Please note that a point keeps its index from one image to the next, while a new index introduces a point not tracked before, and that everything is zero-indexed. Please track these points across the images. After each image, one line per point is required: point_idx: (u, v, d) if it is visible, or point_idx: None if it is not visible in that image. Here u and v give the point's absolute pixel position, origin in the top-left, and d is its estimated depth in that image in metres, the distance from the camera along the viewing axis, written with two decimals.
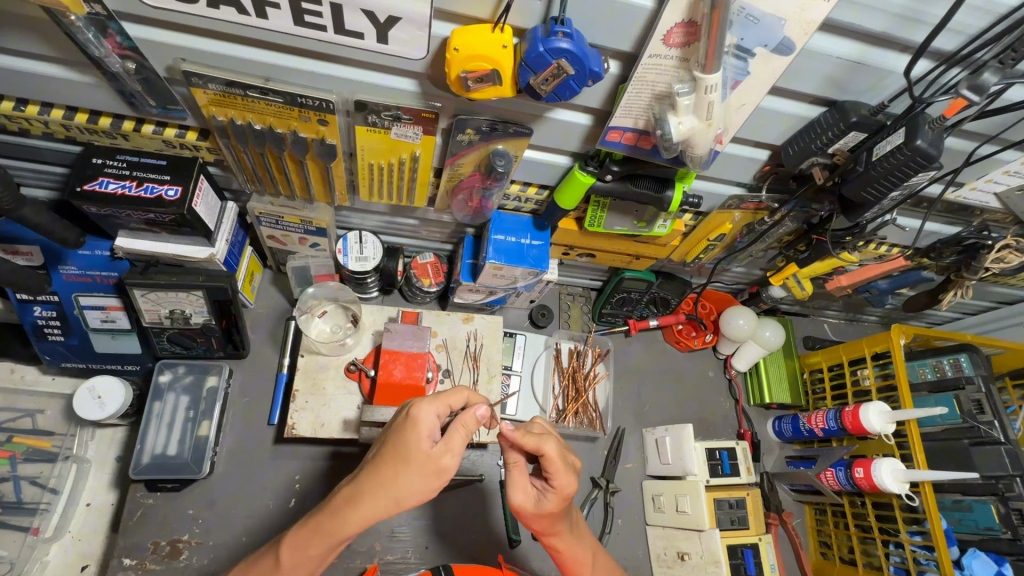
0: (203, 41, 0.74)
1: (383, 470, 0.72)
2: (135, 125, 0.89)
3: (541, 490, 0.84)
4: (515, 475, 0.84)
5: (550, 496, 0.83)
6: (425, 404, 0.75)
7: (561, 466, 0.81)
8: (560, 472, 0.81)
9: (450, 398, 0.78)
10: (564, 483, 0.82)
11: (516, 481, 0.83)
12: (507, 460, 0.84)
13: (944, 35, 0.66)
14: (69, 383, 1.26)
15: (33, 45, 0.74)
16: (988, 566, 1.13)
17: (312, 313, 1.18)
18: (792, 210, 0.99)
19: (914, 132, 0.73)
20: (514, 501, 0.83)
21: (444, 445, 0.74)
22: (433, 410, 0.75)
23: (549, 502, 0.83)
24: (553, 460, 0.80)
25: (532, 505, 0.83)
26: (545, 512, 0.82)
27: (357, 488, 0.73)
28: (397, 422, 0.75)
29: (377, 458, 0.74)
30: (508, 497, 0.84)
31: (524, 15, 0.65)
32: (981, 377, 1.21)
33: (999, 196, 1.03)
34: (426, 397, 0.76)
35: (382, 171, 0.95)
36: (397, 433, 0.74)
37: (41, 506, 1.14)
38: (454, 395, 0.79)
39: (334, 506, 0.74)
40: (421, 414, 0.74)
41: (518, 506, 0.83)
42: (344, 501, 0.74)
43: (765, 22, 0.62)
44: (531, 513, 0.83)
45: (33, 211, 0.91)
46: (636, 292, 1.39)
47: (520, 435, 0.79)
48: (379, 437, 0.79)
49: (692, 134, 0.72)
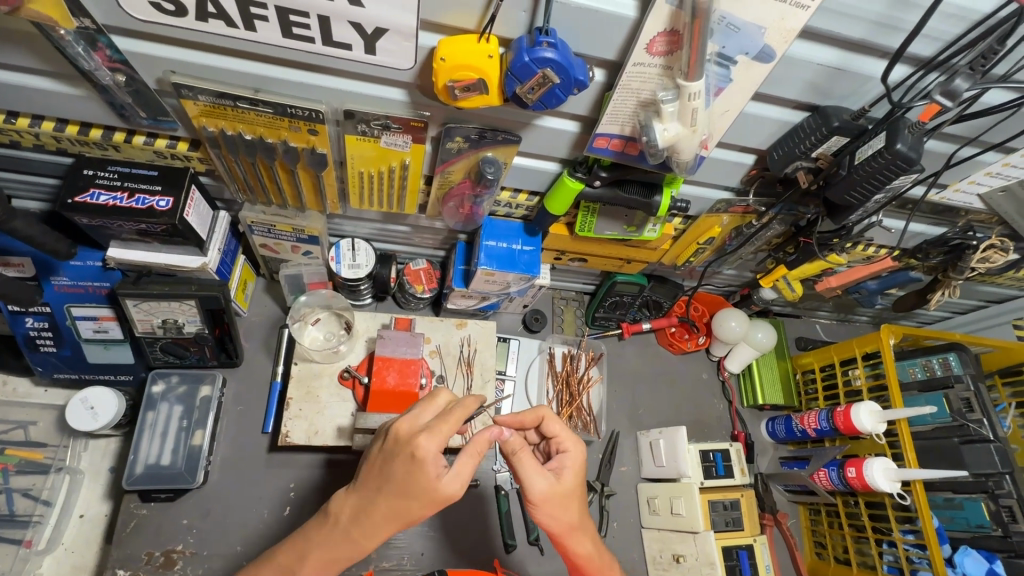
0: (193, 54, 0.75)
1: (395, 503, 0.74)
2: (126, 136, 0.90)
3: (557, 468, 0.85)
4: (527, 462, 0.81)
5: (568, 468, 0.85)
6: (426, 438, 0.72)
7: (564, 428, 0.88)
8: (567, 435, 0.87)
9: (456, 424, 0.75)
10: (575, 446, 0.87)
11: (533, 468, 0.81)
12: (512, 450, 0.81)
13: (920, 41, 0.67)
14: (61, 394, 1.25)
15: (24, 58, 0.74)
16: (980, 564, 1.14)
17: (305, 321, 1.20)
18: (780, 213, 1.01)
19: (894, 136, 0.75)
20: (539, 488, 0.81)
21: (454, 476, 0.75)
22: (436, 443, 0.73)
23: (570, 475, 0.84)
24: (555, 422, 0.88)
25: (556, 483, 0.82)
26: (569, 486, 0.83)
27: (370, 519, 0.76)
28: (398, 457, 0.73)
29: (386, 492, 0.74)
30: (531, 487, 0.81)
31: (511, 25, 0.66)
32: (969, 376, 1.22)
33: (982, 197, 1.04)
34: (429, 430, 0.73)
35: (373, 179, 0.96)
36: (403, 471, 0.73)
37: (34, 518, 1.14)
38: (457, 411, 0.76)
39: (347, 530, 0.77)
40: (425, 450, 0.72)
41: (544, 492, 0.81)
42: (360, 531, 0.77)
43: (746, 30, 0.64)
44: (558, 492, 0.82)
45: (24, 223, 0.92)
46: (628, 296, 1.40)
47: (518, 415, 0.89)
48: (375, 457, 0.77)
49: (677, 140, 0.73)
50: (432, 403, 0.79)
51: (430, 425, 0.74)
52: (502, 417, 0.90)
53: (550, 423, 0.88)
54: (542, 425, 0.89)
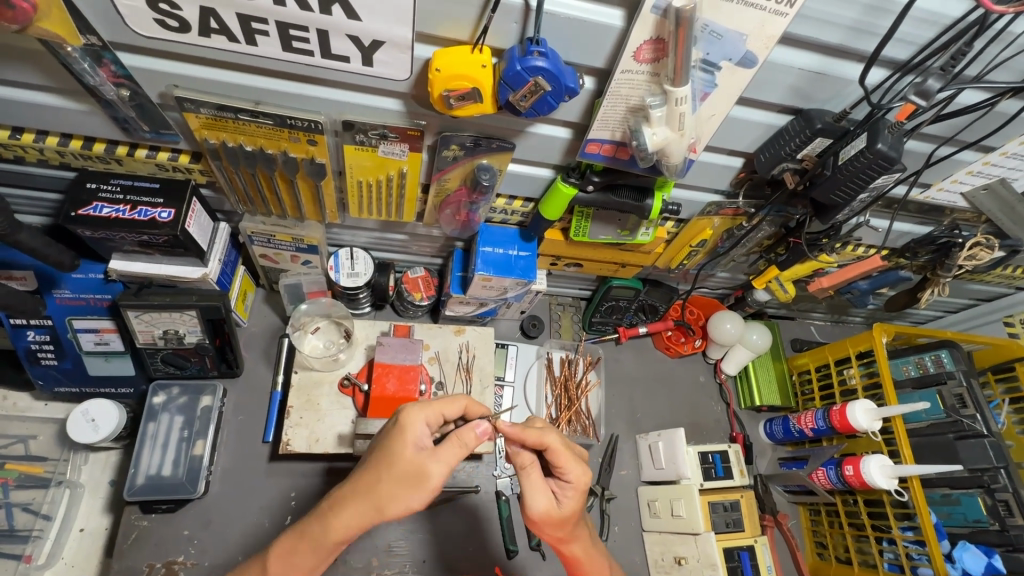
0: (193, 68, 0.77)
1: (368, 471, 0.75)
2: (129, 149, 0.92)
3: (558, 490, 0.85)
4: (532, 479, 0.84)
5: (570, 494, 0.85)
6: (413, 406, 0.77)
7: (568, 457, 0.84)
8: (569, 464, 0.84)
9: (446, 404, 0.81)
10: (579, 476, 0.84)
11: (536, 485, 0.84)
12: (520, 465, 0.84)
13: (895, 45, 0.70)
14: (62, 408, 1.26)
15: (30, 76, 0.76)
16: (979, 559, 1.15)
17: (305, 330, 1.21)
18: (769, 215, 1.04)
19: (875, 136, 0.77)
20: (539, 509, 0.83)
21: (430, 452, 0.76)
22: (423, 413, 0.77)
23: (571, 499, 0.85)
24: (558, 451, 0.83)
25: (557, 509, 0.84)
26: (568, 513, 0.84)
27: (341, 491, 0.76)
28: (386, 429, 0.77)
29: (366, 461, 0.76)
30: (530, 506, 0.83)
31: (503, 36, 0.69)
32: (962, 372, 1.24)
33: (965, 196, 1.07)
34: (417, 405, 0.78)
35: (371, 188, 0.98)
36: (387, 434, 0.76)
37: (34, 532, 1.14)
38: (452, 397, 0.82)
39: (322, 508, 0.76)
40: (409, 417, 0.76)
41: (541, 514, 0.83)
42: (331, 506, 0.75)
43: (728, 37, 0.66)
44: (556, 518, 0.84)
45: (29, 236, 0.93)
46: (624, 300, 1.42)
47: (521, 430, 0.83)
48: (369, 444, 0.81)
49: (666, 144, 0.75)
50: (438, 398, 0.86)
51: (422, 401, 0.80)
52: (505, 426, 0.84)
53: (556, 452, 0.83)
54: (547, 452, 0.84)
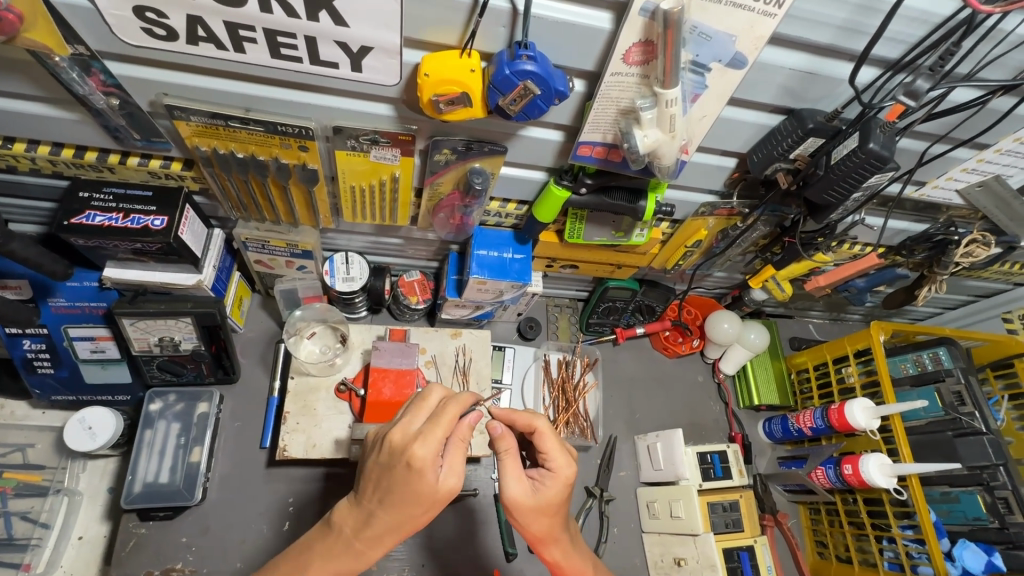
0: (180, 76, 0.76)
1: (397, 512, 0.75)
2: (121, 157, 0.92)
3: (537, 479, 0.84)
4: (509, 464, 0.82)
5: (548, 482, 0.83)
6: (421, 447, 0.71)
7: (555, 444, 0.84)
8: (556, 453, 0.83)
9: (448, 426, 0.73)
10: (563, 466, 0.84)
11: (512, 471, 0.82)
12: (500, 448, 0.82)
13: (885, 44, 0.70)
14: (59, 416, 1.26)
15: (21, 85, 0.76)
16: (979, 556, 1.15)
17: (301, 335, 1.22)
18: (764, 214, 1.04)
19: (867, 135, 0.77)
20: (511, 493, 0.81)
21: (450, 473, 0.75)
22: (432, 449, 0.72)
23: (549, 489, 0.83)
24: (547, 436, 0.84)
25: (531, 497, 0.82)
26: (544, 502, 0.82)
27: (373, 530, 0.77)
28: (395, 468, 0.73)
29: (387, 494, 0.74)
30: (504, 491, 0.81)
31: (491, 40, 0.69)
32: (960, 369, 1.23)
33: (960, 193, 1.07)
34: (420, 437, 0.72)
35: (364, 193, 0.98)
36: (402, 478, 0.72)
37: (33, 541, 1.14)
38: (447, 411, 0.74)
39: (350, 541, 0.79)
40: (422, 458, 0.71)
41: (514, 500, 0.81)
42: (364, 543, 0.78)
43: (717, 38, 0.66)
44: (529, 505, 0.82)
45: (22, 245, 0.93)
46: (621, 301, 1.42)
47: (510, 414, 0.87)
48: (371, 471, 0.76)
49: (657, 146, 0.75)
50: (424, 406, 0.76)
51: (423, 431, 0.73)
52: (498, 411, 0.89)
53: (542, 437, 0.84)
54: (534, 436, 0.85)
